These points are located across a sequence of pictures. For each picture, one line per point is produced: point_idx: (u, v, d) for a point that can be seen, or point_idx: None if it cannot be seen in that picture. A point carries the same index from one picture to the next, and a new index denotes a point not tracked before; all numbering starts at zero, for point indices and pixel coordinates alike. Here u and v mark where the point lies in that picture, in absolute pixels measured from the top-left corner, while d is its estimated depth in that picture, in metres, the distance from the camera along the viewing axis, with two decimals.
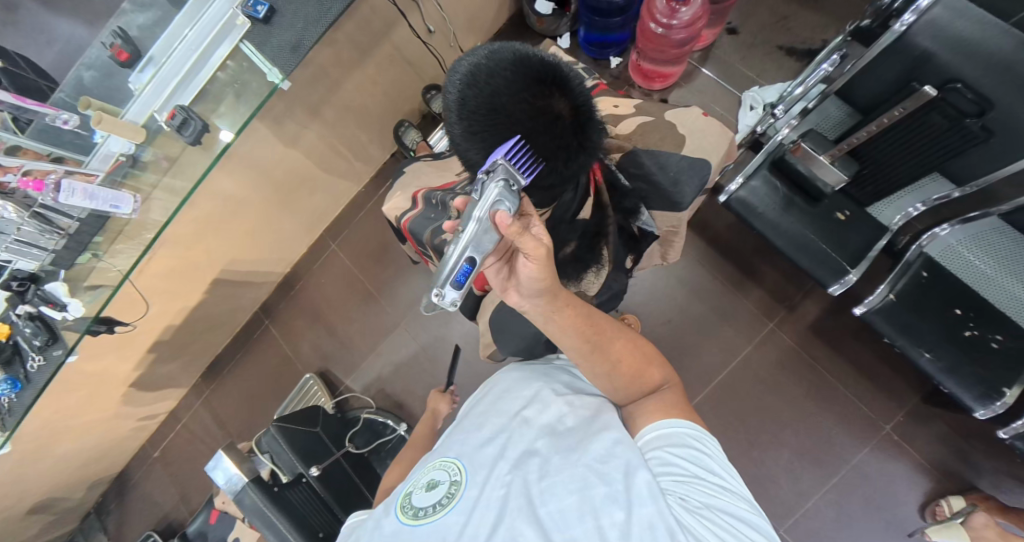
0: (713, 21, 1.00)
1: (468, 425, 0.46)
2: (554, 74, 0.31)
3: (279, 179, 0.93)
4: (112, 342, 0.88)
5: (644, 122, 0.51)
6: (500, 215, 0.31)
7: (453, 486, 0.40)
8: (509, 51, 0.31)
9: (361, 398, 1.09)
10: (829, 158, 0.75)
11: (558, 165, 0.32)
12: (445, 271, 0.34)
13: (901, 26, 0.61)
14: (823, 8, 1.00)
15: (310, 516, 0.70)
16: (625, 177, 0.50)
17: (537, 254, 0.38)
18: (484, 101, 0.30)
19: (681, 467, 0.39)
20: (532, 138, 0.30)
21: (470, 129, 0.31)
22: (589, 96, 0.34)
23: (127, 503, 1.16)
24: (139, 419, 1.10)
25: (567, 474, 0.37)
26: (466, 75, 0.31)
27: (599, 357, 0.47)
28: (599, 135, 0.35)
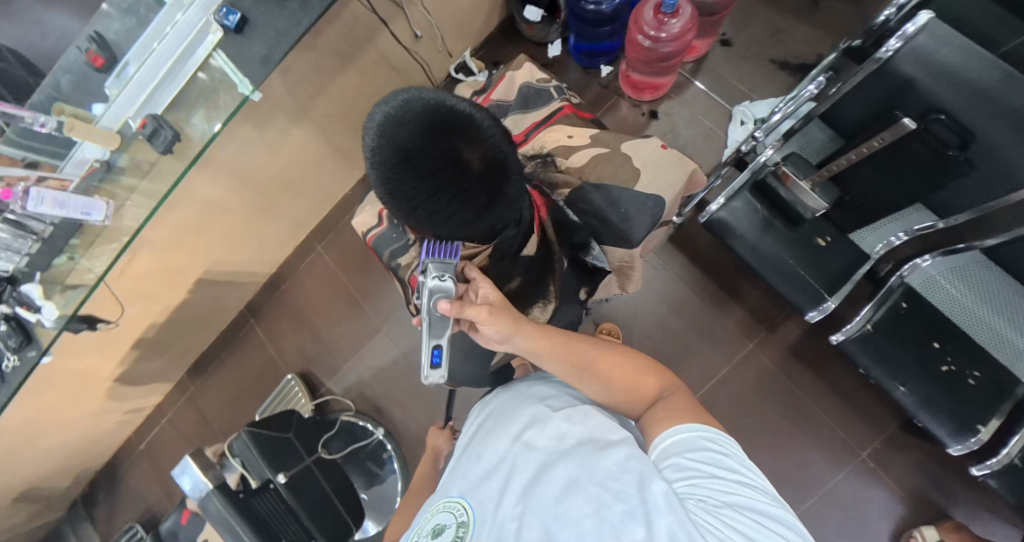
0: (705, 32, 0.98)
1: (469, 456, 0.43)
2: (465, 125, 0.32)
3: (262, 184, 0.93)
4: (94, 341, 0.89)
5: (598, 154, 0.52)
6: (439, 303, 0.43)
7: (460, 529, 0.36)
8: (421, 101, 0.32)
9: (340, 401, 1.10)
10: (808, 185, 0.72)
11: (470, 214, 0.33)
12: (423, 359, 0.48)
13: (886, 51, 0.59)
14: (819, 23, 0.97)
15: (273, 524, 0.72)
16: (573, 213, 0.54)
17: (484, 318, 0.45)
18: (395, 153, 0.30)
19: (698, 469, 0.35)
20: (438, 193, 0.31)
21: (383, 178, 0.32)
22: (506, 141, 0.35)
23: (114, 493, 1.19)
24: (125, 413, 1.12)
25: (578, 495, 0.33)
26: (379, 124, 0.32)
27: (588, 378, 0.46)
28: (517, 179, 0.36)
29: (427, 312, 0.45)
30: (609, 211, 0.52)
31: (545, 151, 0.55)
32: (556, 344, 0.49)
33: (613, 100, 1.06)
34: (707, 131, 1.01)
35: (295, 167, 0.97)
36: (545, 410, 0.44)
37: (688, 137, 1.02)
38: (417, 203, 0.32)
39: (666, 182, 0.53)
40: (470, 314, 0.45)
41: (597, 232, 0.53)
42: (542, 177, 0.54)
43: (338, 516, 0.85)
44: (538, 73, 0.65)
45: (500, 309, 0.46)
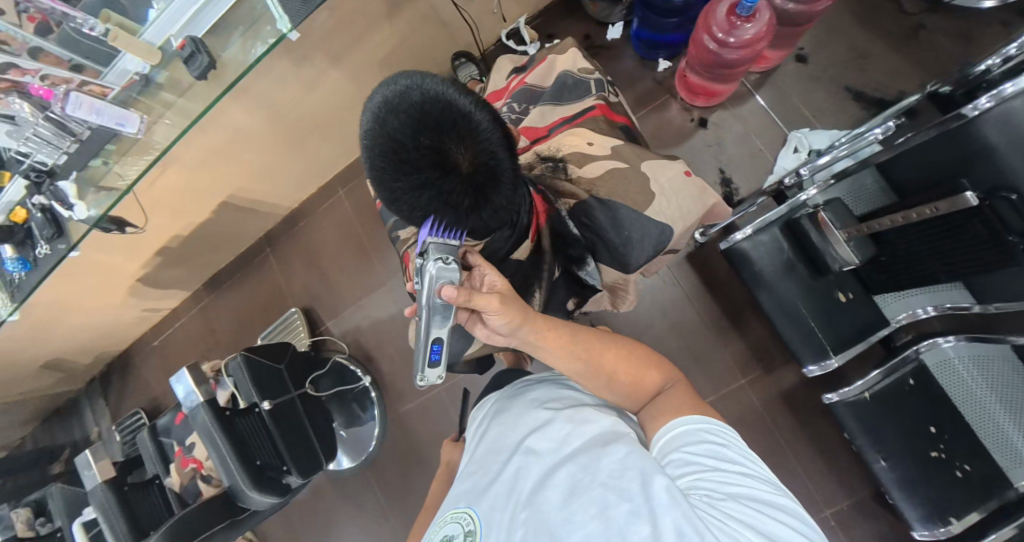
0: (779, 43, 0.89)
1: (474, 468, 0.42)
2: (462, 123, 0.27)
3: (293, 120, 0.93)
4: (120, 241, 0.94)
5: (614, 169, 0.50)
6: (443, 291, 0.34)
7: (467, 539, 0.37)
8: (427, 88, 0.27)
9: (336, 342, 1.15)
10: (843, 235, 0.67)
11: (451, 220, 0.29)
12: (419, 359, 0.37)
13: (974, 109, 0.53)
14: (910, 57, 0.88)
15: (251, 445, 0.76)
16: (574, 226, 0.51)
17: (494, 306, 0.38)
18: (382, 141, 0.26)
19: (701, 463, 0.35)
20: (417, 191, 0.27)
21: (370, 164, 0.28)
22: (507, 146, 0.30)
23: (127, 378, 1.31)
24: (145, 310, 1.21)
25: (583, 496, 0.32)
26: (374, 106, 0.27)
27: (595, 375, 0.45)
28: (510, 189, 0.31)
29: (426, 305, 0.34)
30: (609, 230, 0.49)
31: (559, 155, 0.53)
32: (563, 337, 0.46)
33: (663, 99, 1.00)
34: (755, 152, 0.94)
35: (329, 110, 0.96)
36: (545, 410, 0.43)
37: (733, 153, 0.96)
38: (400, 200, 0.28)
39: (685, 211, 0.49)
40: (478, 303, 0.37)
41: (594, 247, 0.52)
42: (548, 182, 0.52)
43: (313, 452, 0.89)
44: (581, 62, 0.60)
45: (511, 298, 0.40)
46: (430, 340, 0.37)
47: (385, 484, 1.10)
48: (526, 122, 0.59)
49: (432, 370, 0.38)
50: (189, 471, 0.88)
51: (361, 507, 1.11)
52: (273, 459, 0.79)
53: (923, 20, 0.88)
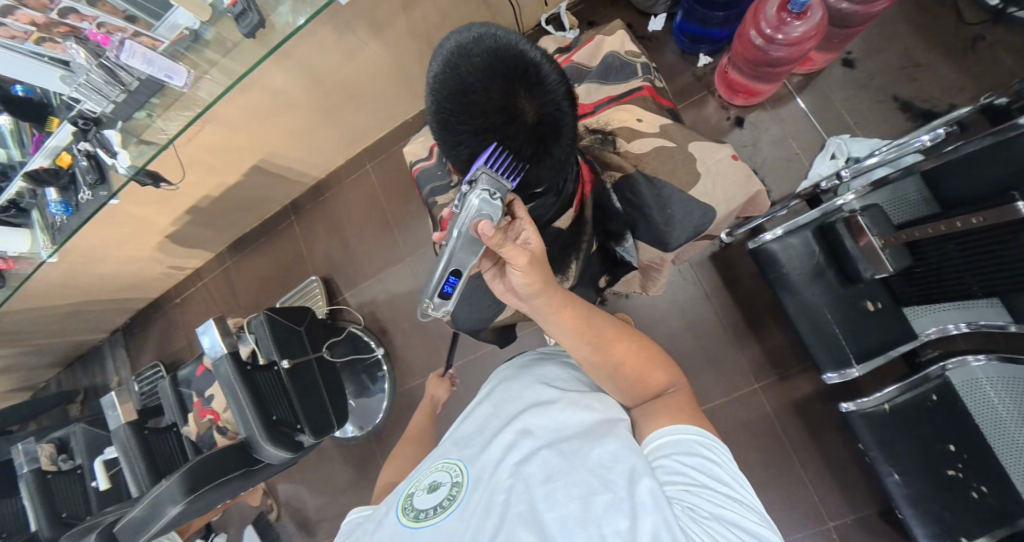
0: (828, 45, 0.88)
1: (470, 426, 0.43)
2: (533, 73, 0.26)
3: (330, 89, 0.94)
4: (154, 195, 0.97)
5: (662, 146, 0.48)
6: (479, 225, 0.32)
7: (454, 488, 0.38)
8: (500, 35, 0.27)
9: (352, 313, 1.17)
10: (878, 242, 0.66)
11: (509, 169, 0.28)
12: (433, 281, 0.37)
13: None
14: (962, 68, 0.85)
15: (269, 400, 0.78)
16: (617, 199, 0.50)
17: (519, 263, 0.39)
18: (453, 81, 0.26)
19: (690, 477, 0.34)
20: (482, 135, 0.27)
21: (435, 108, 0.28)
22: (570, 103, 0.29)
23: (148, 332, 1.35)
24: (170, 267, 1.24)
25: (570, 478, 0.32)
26: (448, 50, 0.27)
27: (602, 359, 0.44)
28: (568, 147, 0.31)
29: (458, 232, 0.33)
30: (652, 207, 0.48)
31: (608, 129, 0.52)
32: (578, 319, 0.44)
33: (701, 95, 0.99)
34: (791, 155, 0.93)
35: (367, 81, 0.97)
36: (549, 388, 0.43)
37: (768, 156, 0.94)
38: (462, 144, 0.28)
39: (727, 199, 0.48)
40: (506, 253, 0.38)
41: (634, 226, 0.51)
42: (596, 153, 0.51)
43: (325, 416, 0.90)
44: (629, 44, 0.59)
45: (537, 262, 0.41)
46: (450, 267, 0.36)
47: (388, 455, 1.12)
48: None
49: (442, 301, 0.37)
50: (205, 421, 0.90)
51: (363, 475, 1.13)
52: (290, 416, 0.82)
53: (982, 32, 0.85)
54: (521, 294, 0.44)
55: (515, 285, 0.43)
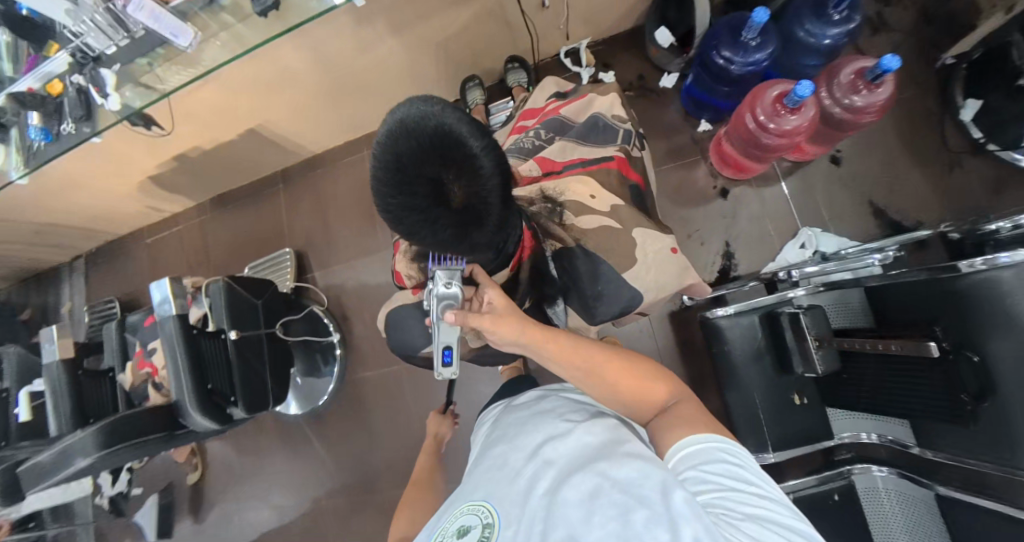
0: (821, 140, 0.90)
1: (492, 466, 0.42)
2: (463, 162, 0.31)
3: (339, 75, 0.94)
4: (142, 139, 0.96)
5: (605, 226, 0.51)
6: (446, 314, 0.43)
7: (485, 531, 0.36)
8: (439, 120, 0.30)
9: (317, 293, 1.18)
10: (815, 343, 0.69)
11: (431, 241, 0.33)
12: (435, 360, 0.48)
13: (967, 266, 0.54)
14: (938, 192, 0.89)
15: (209, 369, 0.80)
16: (554, 267, 0.52)
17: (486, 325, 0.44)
18: (391, 158, 0.29)
19: (716, 483, 0.34)
20: (406, 212, 0.30)
21: (376, 175, 0.31)
22: (498, 190, 0.33)
23: (112, 266, 1.33)
24: (147, 207, 1.23)
25: (604, 499, 0.31)
26: (395, 119, 0.31)
27: (596, 384, 0.45)
28: (491, 229, 0.35)
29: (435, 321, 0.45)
30: (585, 281, 0.51)
31: (561, 199, 0.54)
32: (566, 346, 0.46)
33: (695, 159, 1.02)
34: (765, 235, 0.96)
35: (377, 74, 0.97)
36: (563, 420, 0.43)
37: (744, 231, 0.97)
38: (395, 210, 0.31)
39: (662, 281, 0.51)
40: (474, 324, 0.45)
41: (568, 291, 0.53)
42: (541, 221, 0.51)
43: (263, 395, 0.91)
44: (616, 108, 0.63)
45: (508, 313, 0.45)
46: (443, 346, 0.47)
47: (326, 436, 1.14)
48: (545, 152, 0.61)
49: (446, 369, 0.48)
50: (143, 373, 0.89)
51: (297, 451, 1.15)
52: (224, 384, 0.83)
53: (961, 159, 0.89)
54: (506, 340, 0.47)
55: (499, 341, 0.47)
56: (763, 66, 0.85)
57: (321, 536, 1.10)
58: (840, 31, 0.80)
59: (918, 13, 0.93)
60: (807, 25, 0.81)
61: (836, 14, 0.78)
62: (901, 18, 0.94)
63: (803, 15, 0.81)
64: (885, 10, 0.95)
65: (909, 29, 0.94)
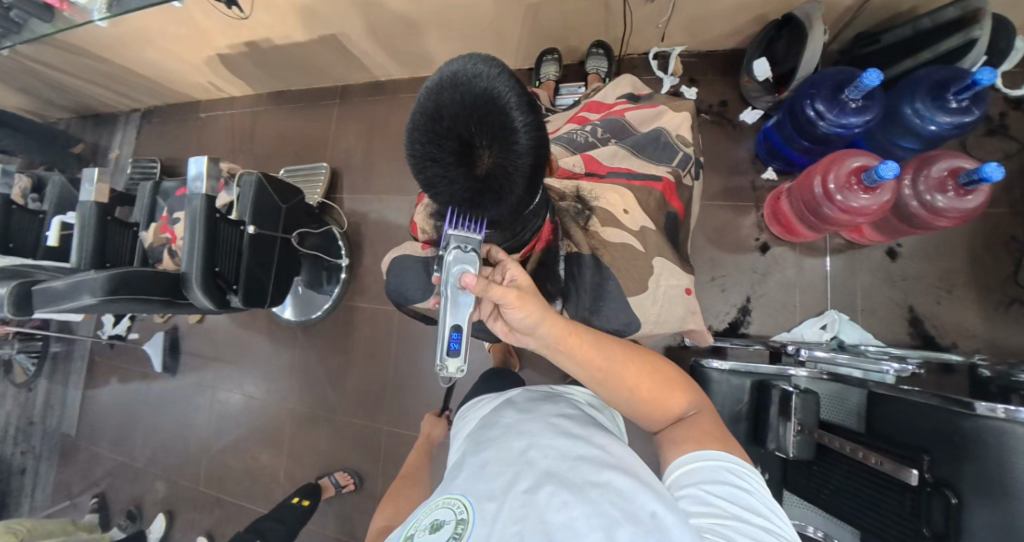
0: (886, 231, 0.85)
1: (471, 458, 0.41)
2: (496, 133, 0.30)
3: (421, 8, 0.91)
4: (220, 15, 0.96)
5: (623, 244, 0.49)
6: (464, 279, 0.39)
7: (457, 526, 0.34)
8: (486, 81, 0.30)
9: (340, 215, 1.20)
10: (796, 427, 0.68)
11: (444, 198, 0.34)
12: (440, 347, 0.41)
13: (990, 410, 0.51)
14: (987, 320, 0.83)
15: (220, 253, 0.83)
16: (564, 269, 0.48)
17: (511, 299, 0.41)
18: (431, 106, 0.30)
19: (718, 505, 0.36)
20: (427, 163, 0.32)
21: (413, 121, 0.33)
22: (528, 167, 0.33)
23: (163, 128, 1.38)
24: (209, 83, 1.25)
25: (588, 508, 0.32)
26: (447, 71, 0.31)
27: (613, 383, 0.45)
28: (512, 207, 0.35)
29: (447, 290, 0.39)
30: (586, 293, 0.49)
31: (594, 202, 0.51)
32: (586, 343, 0.45)
33: (748, 205, 0.97)
34: (788, 304, 0.92)
35: (459, 19, 0.94)
36: (547, 419, 0.43)
37: (770, 293, 0.93)
38: (424, 160, 0.32)
39: (661, 319, 0.50)
40: (495, 295, 0.41)
41: (567, 295, 0.49)
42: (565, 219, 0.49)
43: (261, 295, 0.95)
44: (682, 130, 0.60)
45: (531, 293, 0.43)
46: (451, 327, 0.41)
47: (309, 348, 1.19)
48: (595, 151, 0.58)
49: (449, 358, 0.41)
50: (162, 238, 0.93)
51: (279, 353, 1.21)
52: (231, 270, 0.87)
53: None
54: (525, 328, 0.45)
55: (517, 323, 0.44)
56: (854, 133, 0.79)
57: (276, 434, 1.17)
58: (951, 120, 0.73)
59: None
60: (918, 104, 0.74)
61: (954, 102, 0.71)
62: None
63: (919, 91, 0.74)
64: (1011, 113, 0.85)
65: None
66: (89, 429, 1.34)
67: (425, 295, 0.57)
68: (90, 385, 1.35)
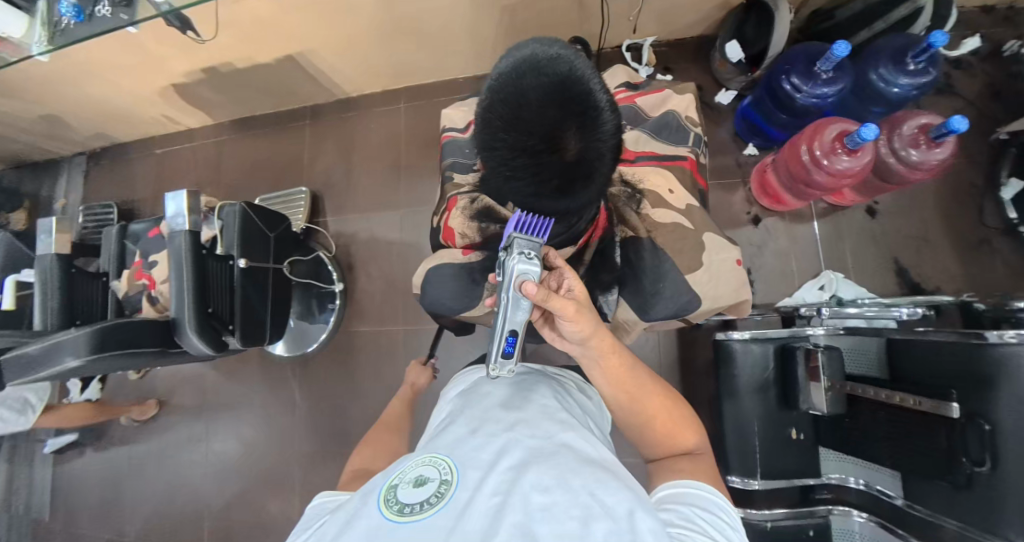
0: (865, 190, 0.91)
1: (465, 425, 0.39)
2: (590, 112, 0.31)
3: (399, 16, 0.88)
4: (176, 39, 0.89)
5: (675, 224, 0.53)
6: (525, 286, 0.39)
7: (442, 486, 0.32)
8: (566, 66, 0.30)
9: (327, 239, 1.15)
10: (825, 383, 0.70)
11: (532, 189, 0.32)
12: (495, 350, 0.44)
13: (994, 337, 0.55)
14: (965, 261, 0.90)
15: (210, 291, 0.76)
16: (620, 255, 0.54)
17: (568, 311, 0.41)
18: (515, 94, 0.30)
19: (694, 525, 0.35)
20: (517, 151, 0.30)
21: (489, 111, 0.32)
22: (610, 151, 0.33)
23: (113, 170, 1.27)
24: (164, 116, 1.17)
25: (568, 497, 0.29)
26: (523, 55, 0.32)
27: (634, 409, 0.48)
28: (590, 195, 0.35)
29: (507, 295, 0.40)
30: (646, 278, 0.52)
31: (639, 187, 0.55)
32: (622, 369, 0.47)
33: (736, 181, 1.01)
34: (787, 271, 0.97)
35: (437, 26, 0.92)
36: (545, 405, 0.41)
37: (768, 263, 0.97)
38: (507, 150, 0.31)
39: (717, 294, 0.53)
40: (556, 305, 0.40)
41: (625, 281, 0.54)
42: (618, 205, 0.54)
43: (256, 331, 0.87)
44: (691, 111, 0.62)
45: (585, 306, 0.43)
46: (508, 331, 0.42)
47: (308, 383, 1.12)
48: None
49: (504, 360, 0.45)
50: (138, 284, 0.86)
51: (276, 392, 1.13)
52: (224, 310, 0.80)
53: (990, 237, 0.90)
54: (572, 339, 0.45)
55: (567, 334, 0.44)
56: (828, 102, 0.84)
57: (284, 480, 1.08)
58: (911, 82, 0.79)
59: (983, 83, 0.94)
60: (882, 69, 0.80)
61: (912, 64, 0.77)
62: (967, 86, 0.94)
63: (881, 58, 0.80)
64: (954, 73, 0.95)
65: (970, 97, 0.94)
66: (62, 510, 1.19)
67: (468, 303, 0.57)
68: (59, 460, 1.21)
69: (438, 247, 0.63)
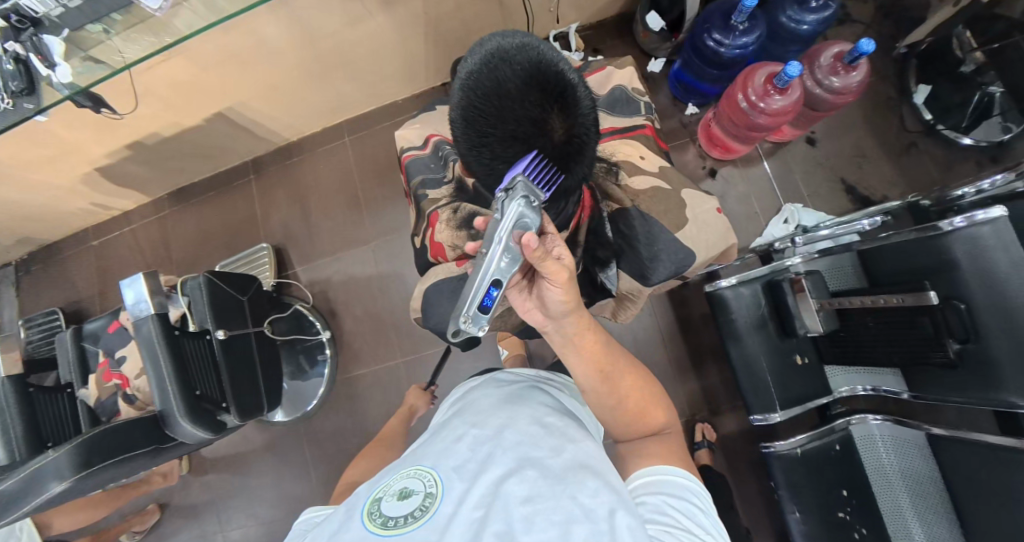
0: (800, 121, 0.97)
1: (447, 434, 0.38)
2: (569, 89, 0.31)
3: (326, 51, 0.86)
4: (89, 120, 0.83)
5: (655, 188, 0.55)
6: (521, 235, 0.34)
7: (426, 500, 0.32)
8: (535, 50, 0.31)
9: (301, 290, 1.11)
10: (816, 305, 0.75)
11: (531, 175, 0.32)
12: (471, 302, 0.38)
13: (948, 225, 0.61)
14: (901, 165, 0.98)
15: (194, 373, 0.70)
16: (612, 229, 0.55)
17: (559, 278, 0.38)
18: (493, 83, 0.29)
19: (671, 518, 0.34)
20: (510, 140, 0.30)
21: (468, 107, 0.31)
22: (592, 126, 0.34)
23: (49, 273, 1.17)
24: (92, 204, 1.09)
25: (551, 505, 0.29)
26: (490, 49, 0.31)
27: (609, 390, 0.44)
28: (580, 173, 0.36)
29: (497, 241, 0.35)
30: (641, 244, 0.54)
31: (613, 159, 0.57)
32: (597, 345, 0.44)
33: (684, 141, 1.06)
34: (752, 213, 1.02)
35: (368, 53, 0.91)
36: (536, 410, 0.40)
37: (732, 210, 1.02)
38: (496, 140, 0.31)
39: (708, 243, 0.55)
40: (548, 267, 0.37)
41: (624, 252, 0.55)
42: (599, 182, 0.55)
43: (251, 401, 0.83)
44: (636, 82, 0.64)
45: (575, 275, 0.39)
46: (491, 280, 0.37)
47: (316, 441, 1.06)
48: None
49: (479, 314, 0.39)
50: (110, 386, 0.79)
51: (284, 459, 1.07)
52: (213, 389, 0.75)
53: (917, 139, 0.98)
54: (551, 315, 0.43)
55: (552, 305, 0.41)
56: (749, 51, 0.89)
57: None
58: (817, 18, 0.86)
59: (875, 7, 1.03)
60: (789, 11, 0.86)
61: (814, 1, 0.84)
62: (862, 12, 1.03)
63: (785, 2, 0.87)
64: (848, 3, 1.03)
65: (867, 21, 1.03)
66: None
67: None
68: None
69: (429, 265, 0.63)
